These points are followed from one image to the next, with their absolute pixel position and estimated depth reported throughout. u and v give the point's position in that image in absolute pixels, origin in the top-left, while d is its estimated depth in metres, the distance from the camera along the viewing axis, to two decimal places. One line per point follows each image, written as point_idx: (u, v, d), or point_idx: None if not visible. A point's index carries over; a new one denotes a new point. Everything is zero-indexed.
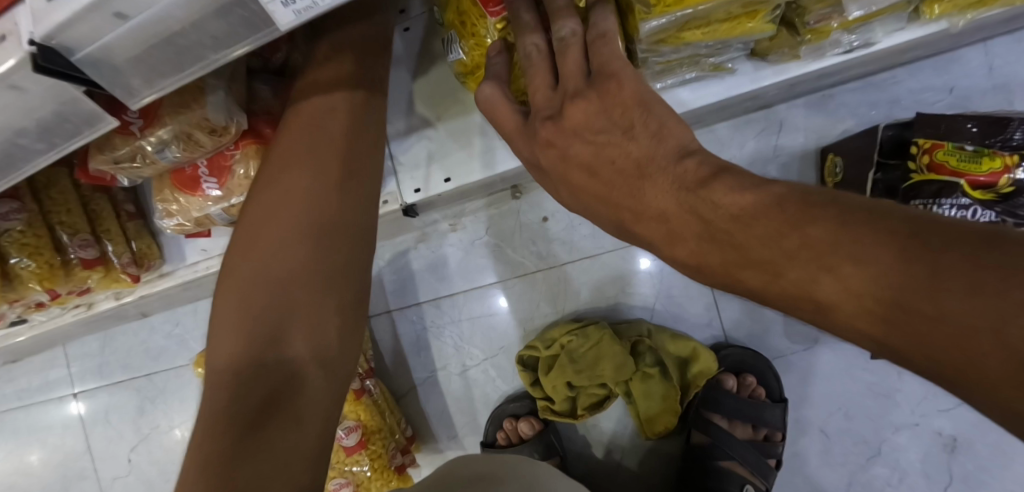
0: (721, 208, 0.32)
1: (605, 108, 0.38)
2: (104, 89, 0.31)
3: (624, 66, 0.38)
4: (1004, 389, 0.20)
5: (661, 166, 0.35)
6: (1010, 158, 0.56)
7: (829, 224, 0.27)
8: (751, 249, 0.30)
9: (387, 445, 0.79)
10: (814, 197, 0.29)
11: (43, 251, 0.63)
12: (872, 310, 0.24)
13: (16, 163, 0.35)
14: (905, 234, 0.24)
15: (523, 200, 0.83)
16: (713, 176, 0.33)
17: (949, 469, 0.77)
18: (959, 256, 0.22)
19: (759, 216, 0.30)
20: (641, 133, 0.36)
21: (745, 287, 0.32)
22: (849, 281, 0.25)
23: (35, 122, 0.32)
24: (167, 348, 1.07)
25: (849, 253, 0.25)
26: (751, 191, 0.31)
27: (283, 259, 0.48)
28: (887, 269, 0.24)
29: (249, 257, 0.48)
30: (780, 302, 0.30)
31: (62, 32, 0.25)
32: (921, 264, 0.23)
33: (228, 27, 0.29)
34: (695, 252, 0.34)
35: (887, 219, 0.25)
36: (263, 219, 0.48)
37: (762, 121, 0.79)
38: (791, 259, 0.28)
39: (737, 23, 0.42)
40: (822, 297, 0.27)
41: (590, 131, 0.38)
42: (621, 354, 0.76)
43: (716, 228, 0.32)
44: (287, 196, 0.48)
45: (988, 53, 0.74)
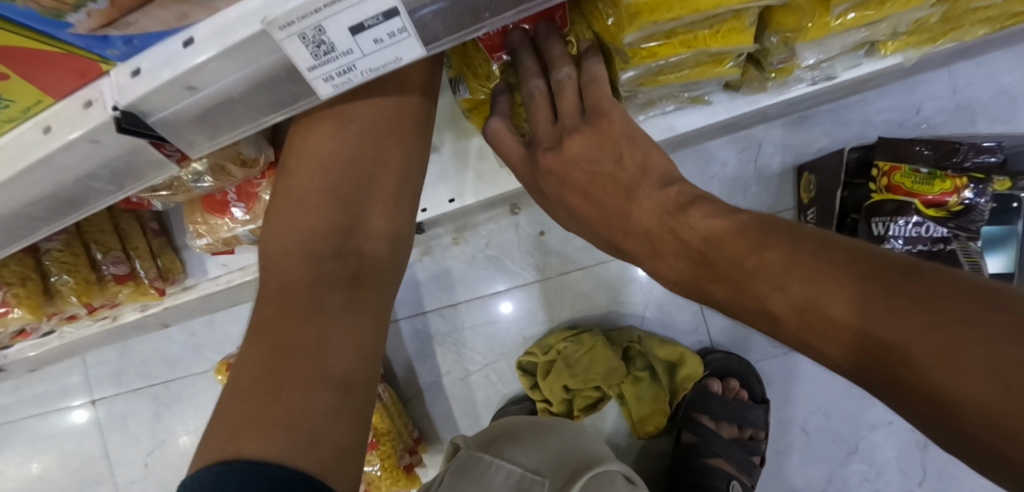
0: (696, 231, 0.36)
1: (600, 142, 0.42)
2: (170, 142, 0.37)
3: (615, 106, 0.42)
4: (927, 381, 0.23)
5: (647, 191, 0.40)
6: (959, 180, 0.62)
7: (782, 249, 0.31)
8: (719, 268, 0.34)
9: (396, 446, 0.85)
10: (772, 224, 0.33)
11: (80, 268, 0.68)
12: (814, 325, 0.29)
13: (90, 199, 0.42)
14: (846, 262, 0.28)
15: (521, 215, 0.89)
16: (691, 203, 0.37)
17: (922, 464, 0.83)
18: (901, 279, 0.26)
19: (726, 238, 0.34)
20: (630, 163, 0.41)
21: (714, 298, 0.36)
22: (796, 297, 0.29)
23: (110, 168, 0.38)
24: (183, 356, 1.13)
25: (797, 275, 0.30)
26: (723, 217, 0.35)
27: (346, 209, 0.46)
28: (832, 287, 0.28)
29: (306, 207, 0.45)
30: (742, 311, 0.34)
31: (141, 101, 0.31)
32: (870, 282, 0.27)
33: (277, 96, 0.34)
34: (673, 268, 0.38)
35: (830, 247, 0.30)
36: (320, 170, 0.46)
37: (744, 140, 0.84)
38: (753, 277, 0.32)
39: (706, 69, 0.49)
40: (774, 309, 0.31)
41: (583, 161, 0.43)
42: (613, 359, 0.82)
43: (691, 247, 0.36)
44: (342, 142, 0.45)
45: (952, 76, 0.80)
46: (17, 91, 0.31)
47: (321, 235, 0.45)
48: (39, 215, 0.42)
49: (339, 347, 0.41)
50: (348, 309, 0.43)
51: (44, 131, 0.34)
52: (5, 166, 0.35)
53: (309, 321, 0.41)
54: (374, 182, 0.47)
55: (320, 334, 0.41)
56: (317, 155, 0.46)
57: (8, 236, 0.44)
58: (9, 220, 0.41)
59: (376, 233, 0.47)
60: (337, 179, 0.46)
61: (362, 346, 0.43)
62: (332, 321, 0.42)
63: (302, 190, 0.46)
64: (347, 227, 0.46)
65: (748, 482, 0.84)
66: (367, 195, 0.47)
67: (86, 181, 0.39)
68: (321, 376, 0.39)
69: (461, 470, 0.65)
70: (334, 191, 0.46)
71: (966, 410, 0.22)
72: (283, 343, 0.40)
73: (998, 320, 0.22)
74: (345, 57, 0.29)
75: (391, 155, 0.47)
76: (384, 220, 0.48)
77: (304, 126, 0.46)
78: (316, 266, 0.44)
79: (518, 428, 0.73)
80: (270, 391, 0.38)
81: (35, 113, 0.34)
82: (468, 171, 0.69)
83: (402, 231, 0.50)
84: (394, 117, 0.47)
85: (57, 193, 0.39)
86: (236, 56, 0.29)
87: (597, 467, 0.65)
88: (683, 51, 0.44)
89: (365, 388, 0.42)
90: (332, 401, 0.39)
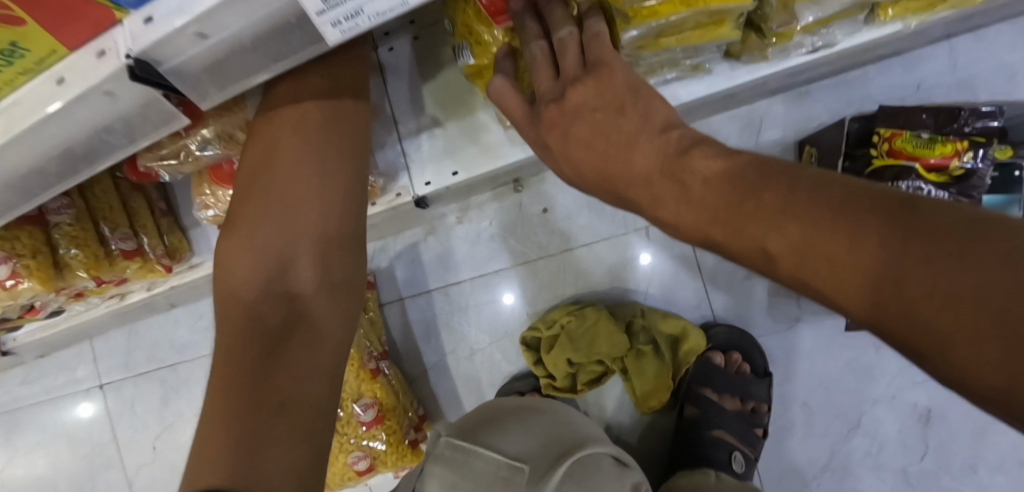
0: (697, 172, 0.36)
1: (601, 91, 0.42)
2: (182, 92, 0.38)
3: (615, 56, 0.43)
4: (923, 311, 0.24)
5: (648, 137, 0.40)
6: (959, 144, 0.63)
7: (780, 190, 0.32)
8: (718, 210, 0.35)
9: (401, 422, 0.86)
10: (772, 166, 0.34)
11: (89, 243, 0.69)
12: (811, 263, 0.29)
13: (101, 154, 0.43)
14: (843, 201, 0.29)
15: (524, 194, 0.90)
16: (691, 146, 0.38)
17: (924, 439, 0.83)
18: (899, 214, 0.26)
19: (726, 181, 0.35)
20: (631, 111, 0.41)
21: (711, 242, 0.36)
22: (794, 235, 0.30)
23: (124, 122, 0.40)
24: (191, 341, 1.14)
25: (796, 213, 0.30)
26: (722, 158, 0.36)
27: (274, 255, 0.51)
28: (830, 223, 0.28)
29: (240, 256, 0.50)
30: (739, 255, 0.34)
31: (154, 49, 0.32)
32: (866, 217, 0.27)
33: (289, 43, 0.35)
34: (674, 216, 0.38)
35: (830, 185, 0.30)
36: (254, 223, 0.52)
37: (745, 117, 0.84)
38: (749, 218, 0.32)
39: (706, 30, 0.49)
40: (771, 249, 0.31)
41: (586, 109, 0.42)
42: (617, 332, 0.82)
43: (690, 190, 0.36)
44: (274, 195, 0.52)
45: (952, 52, 0.80)
46: (35, 41, 0.31)
47: (256, 280, 0.50)
48: (52, 172, 0.43)
49: (281, 378, 0.45)
50: (286, 347, 0.47)
51: (59, 82, 0.35)
52: (22, 118, 0.36)
53: (249, 358, 0.45)
54: (297, 229, 0.52)
55: (259, 367, 0.45)
56: (254, 209, 0.52)
57: (22, 194, 0.45)
58: (23, 177, 0.42)
59: (309, 276, 0.52)
60: (271, 228, 0.52)
61: (303, 381, 0.46)
62: (272, 356, 0.46)
63: (262, 215, 0.52)
64: (276, 273, 0.51)
65: (750, 454, 0.84)
66: (293, 244, 0.52)
67: (100, 135, 0.40)
68: (257, 405, 0.43)
69: (440, 461, 0.62)
70: (287, 216, 0.52)
71: (954, 335, 0.22)
72: (229, 379, 0.44)
73: (993, 246, 0.22)
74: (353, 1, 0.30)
75: (310, 202, 0.53)
76: (316, 264, 0.53)
77: (243, 188, 0.53)
78: (252, 308, 0.48)
79: (497, 412, 0.70)
80: (227, 411, 0.42)
81: (50, 64, 0.34)
82: (471, 145, 0.70)
83: (334, 278, 0.54)
84: (311, 165, 0.53)
85: (72, 148, 0.41)
86: (248, 2, 0.30)
87: (582, 451, 0.63)
88: (683, 10, 0.45)
89: (312, 413, 0.46)
90: (272, 429, 0.42)
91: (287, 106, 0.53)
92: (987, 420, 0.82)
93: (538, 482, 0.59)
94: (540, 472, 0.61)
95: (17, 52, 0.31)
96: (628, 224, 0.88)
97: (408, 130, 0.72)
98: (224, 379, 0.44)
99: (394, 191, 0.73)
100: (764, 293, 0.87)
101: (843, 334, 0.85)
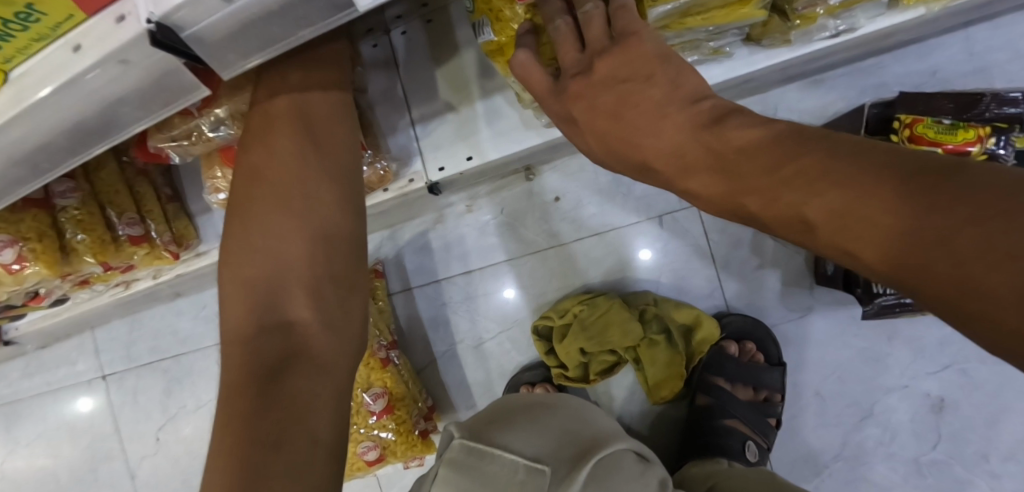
0: (729, 142, 0.36)
1: (629, 61, 0.40)
2: (204, 62, 0.37)
3: (644, 26, 0.41)
4: (968, 272, 0.23)
5: (679, 107, 0.39)
6: (982, 129, 0.62)
7: (820, 155, 0.31)
8: (753, 178, 0.34)
9: (411, 412, 0.85)
10: (812, 133, 0.33)
11: (95, 227, 0.68)
12: (851, 228, 0.28)
13: (116, 127, 0.42)
14: (884, 166, 0.28)
15: (535, 182, 0.89)
16: (725, 116, 0.37)
17: (937, 428, 0.83)
18: (939, 181, 0.26)
19: (763, 147, 0.34)
20: (662, 80, 0.40)
21: (748, 211, 0.35)
22: (833, 201, 0.29)
23: (141, 92, 0.38)
24: (195, 331, 1.12)
25: (835, 180, 0.29)
26: (758, 128, 0.35)
27: (266, 287, 0.50)
28: (870, 190, 0.28)
29: (234, 293, 0.50)
30: (776, 225, 0.34)
31: (176, 13, 0.30)
32: (906, 184, 0.27)
33: (316, 9, 0.34)
34: (706, 185, 0.37)
35: (872, 152, 0.30)
36: (246, 256, 0.51)
37: (759, 105, 0.84)
38: (787, 185, 0.32)
39: (731, 10, 0.48)
40: (809, 217, 0.31)
41: (615, 80, 0.41)
42: (629, 320, 0.81)
43: (723, 159, 0.36)
44: (263, 224, 0.51)
45: (968, 39, 0.79)
46: (50, 3, 0.30)
47: (253, 288, 0.50)
48: (65, 146, 0.42)
49: (278, 409, 0.43)
50: (285, 373, 0.45)
51: (74, 50, 0.34)
52: (35, 87, 0.35)
53: (245, 393, 0.43)
54: (286, 248, 0.51)
55: (255, 400, 0.43)
56: (245, 236, 0.51)
57: (34, 170, 0.44)
58: (36, 152, 0.41)
59: (304, 305, 0.50)
60: (264, 260, 0.51)
61: (304, 412, 0.44)
62: (268, 387, 0.44)
63: (254, 218, 0.52)
64: (270, 307, 0.49)
65: (763, 444, 0.83)
66: (287, 246, 0.51)
67: (116, 105, 0.39)
68: (254, 437, 0.40)
69: (457, 467, 0.60)
70: (277, 216, 0.52)
71: (999, 298, 0.21)
72: (226, 418, 0.42)
73: None
74: None
75: (300, 227, 0.52)
76: (311, 292, 0.51)
77: (233, 221, 0.53)
78: (247, 344, 0.47)
79: (510, 412, 0.69)
80: (236, 416, 0.42)
81: (65, 30, 0.33)
82: (484, 129, 0.69)
83: (331, 305, 0.52)
84: (295, 186, 0.52)
85: (86, 120, 0.39)
86: None
87: (603, 451, 0.60)
88: None
89: (318, 412, 0.45)
90: (268, 462, 0.39)
91: (285, 97, 0.53)
92: (1001, 410, 0.81)
93: (560, 484, 0.57)
94: (561, 475, 0.58)
95: (32, 14, 0.30)
96: (640, 213, 0.88)
97: (421, 114, 0.71)
98: (227, 408, 0.43)
99: (408, 177, 0.71)
100: (776, 281, 0.86)
101: (857, 323, 0.84)
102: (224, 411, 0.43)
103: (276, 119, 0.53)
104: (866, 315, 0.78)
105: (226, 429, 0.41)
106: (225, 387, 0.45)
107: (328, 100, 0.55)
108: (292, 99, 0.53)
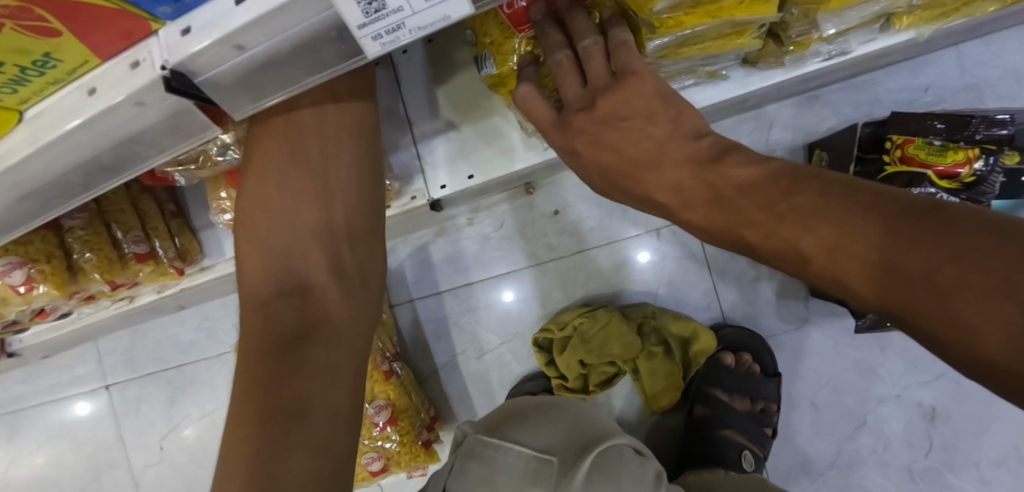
0: (729, 179, 0.37)
1: (630, 99, 0.41)
2: (215, 104, 0.38)
3: (643, 65, 0.42)
4: (957, 304, 0.24)
5: (680, 144, 0.40)
6: (971, 151, 0.65)
7: (812, 194, 0.32)
8: (749, 213, 0.35)
9: (413, 422, 0.86)
10: (802, 173, 0.35)
11: (102, 246, 0.69)
12: (842, 264, 0.30)
13: (128, 165, 0.43)
14: (870, 206, 0.30)
15: (535, 195, 0.90)
16: (723, 153, 0.38)
17: (929, 436, 0.84)
18: (919, 220, 0.27)
19: (759, 185, 0.35)
20: (662, 119, 0.41)
21: (743, 244, 0.37)
22: (825, 237, 0.30)
23: (156, 133, 0.39)
24: (197, 341, 1.14)
25: (826, 216, 0.31)
26: (756, 166, 0.36)
27: (286, 260, 0.51)
28: (855, 229, 0.29)
29: (252, 265, 0.51)
30: (772, 258, 0.35)
31: (190, 60, 0.32)
32: (888, 222, 0.28)
33: (325, 56, 0.36)
34: (704, 218, 0.39)
35: (860, 191, 0.31)
36: (263, 227, 0.51)
37: (754, 120, 0.85)
38: (782, 220, 0.33)
39: (727, 40, 0.50)
40: (803, 250, 0.32)
41: (617, 117, 0.42)
42: (629, 333, 0.83)
43: (723, 195, 0.37)
44: (284, 205, 0.51)
45: (959, 55, 0.81)
46: (67, 51, 0.31)
47: (271, 278, 0.50)
48: (78, 182, 0.43)
49: (299, 382, 0.45)
50: (304, 356, 0.46)
51: (90, 92, 0.35)
52: (50, 127, 0.36)
53: (265, 363, 0.45)
54: (302, 238, 0.51)
55: (278, 381, 0.44)
56: (258, 229, 0.51)
57: (46, 203, 0.45)
58: (47, 188, 0.42)
59: (327, 279, 0.51)
60: (289, 242, 0.51)
61: (327, 388, 0.46)
62: (290, 366, 0.45)
63: (266, 210, 0.51)
64: (297, 293, 0.50)
65: (759, 453, 0.85)
66: (302, 239, 0.51)
67: (129, 145, 0.40)
68: (275, 417, 0.43)
69: (471, 456, 0.62)
70: (289, 210, 0.51)
71: (986, 332, 0.23)
72: (248, 387, 0.44)
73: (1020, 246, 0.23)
74: (394, 15, 0.29)
75: (323, 216, 0.52)
76: (336, 279, 0.52)
77: (244, 217, 0.52)
78: (269, 318, 0.48)
79: (520, 409, 0.70)
80: (251, 405, 0.44)
81: (80, 74, 0.35)
82: (486, 148, 0.70)
83: (353, 290, 0.53)
84: (307, 178, 0.51)
85: (99, 158, 0.40)
86: (282, 18, 0.30)
87: (605, 443, 0.62)
88: (708, 22, 0.46)
89: (338, 397, 0.47)
90: (291, 432, 0.42)
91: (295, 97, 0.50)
92: (992, 419, 0.83)
93: (564, 477, 0.59)
94: (569, 464, 0.60)
95: (50, 62, 0.32)
96: (638, 226, 0.89)
97: (422, 132, 0.72)
98: (243, 398, 0.44)
99: (410, 194, 0.72)
100: (771, 293, 0.88)
101: (850, 335, 0.86)
102: (242, 399, 0.44)
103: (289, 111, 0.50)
104: (858, 330, 0.80)
105: (245, 422, 0.43)
106: (238, 373, 0.46)
107: (356, 106, 0.53)
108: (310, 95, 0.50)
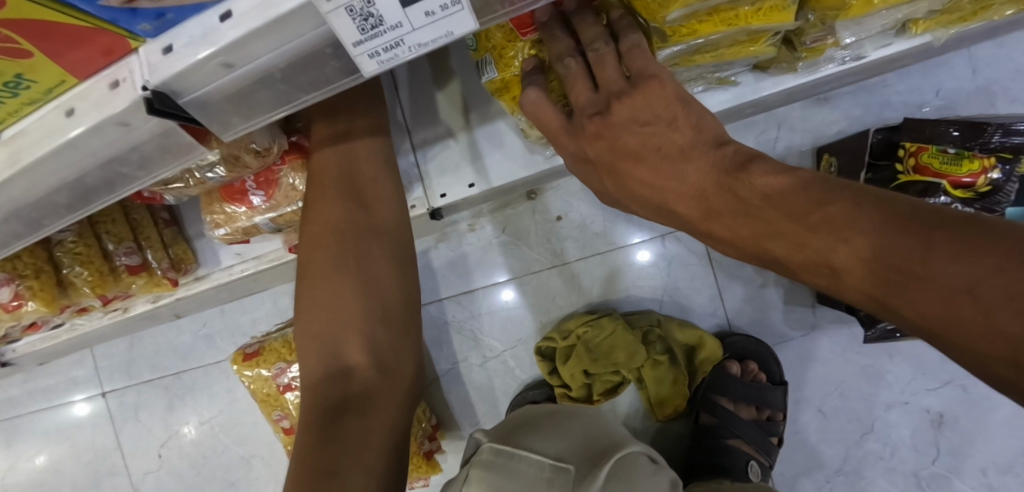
0: (756, 188, 0.34)
1: (650, 104, 0.39)
2: (204, 124, 0.36)
3: (663, 68, 0.40)
4: (1002, 316, 0.23)
5: (702, 151, 0.38)
6: (987, 160, 0.64)
7: (846, 204, 0.30)
8: (779, 224, 0.33)
9: (417, 433, 0.84)
10: (834, 182, 0.32)
11: (93, 259, 0.66)
12: (877, 276, 0.28)
13: (115, 186, 0.41)
14: (904, 219, 0.28)
15: (537, 201, 0.89)
16: (749, 161, 0.36)
17: (937, 444, 0.83)
18: (948, 233, 0.26)
19: (792, 195, 0.33)
20: (684, 125, 0.39)
21: (772, 255, 0.35)
22: (861, 249, 0.29)
23: (141, 154, 0.38)
24: (196, 347, 1.12)
25: (855, 229, 0.29)
26: (785, 173, 0.34)
27: (325, 331, 0.58)
28: (887, 241, 0.27)
29: (303, 336, 0.60)
30: (803, 271, 0.34)
31: (174, 80, 0.30)
32: (913, 236, 0.27)
33: (323, 73, 0.34)
34: (731, 228, 0.37)
35: (893, 202, 0.29)
36: (304, 309, 0.60)
37: (762, 123, 0.83)
38: (814, 232, 0.31)
39: (741, 47, 0.48)
40: (837, 263, 0.30)
41: (635, 123, 0.40)
42: (633, 343, 0.81)
43: (749, 205, 0.35)
44: (323, 273, 0.59)
45: (972, 57, 0.79)
46: (41, 72, 0.29)
47: (320, 341, 0.58)
48: (62, 203, 0.41)
49: (337, 442, 0.52)
50: (342, 415, 0.54)
51: (68, 114, 0.33)
52: (27, 150, 0.34)
53: (312, 423, 0.53)
54: (341, 300, 0.59)
55: (320, 437, 0.52)
56: (307, 299, 0.60)
57: (29, 224, 0.43)
58: (30, 209, 0.40)
59: (361, 338, 0.58)
60: (331, 307, 0.59)
61: (361, 447, 0.53)
62: (330, 425, 0.53)
63: (311, 280, 0.59)
64: (336, 352, 0.58)
65: (765, 463, 0.84)
66: (341, 300, 0.59)
67: (113, 166, 0.38)
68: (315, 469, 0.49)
69: (489, 468, 0.58)
70: (330, 275, 0.59)
71: None
72: (300, 443, 0.52)
73: None
74: (393, 31, 0.27)
75: (354, 283, 0.59)
76: (369, 337, 0.59)
77: (300, 285, 0.60)
78: (315, 386, 0.56)
79: (528, 420, 0.69)
80: (298, 459, 0.51)
81: (58, 94, 0.33)
82: (489, 154, 0.68)
83: (382, 345, 0.60)
84: (340, 247, 0.59)
85: (83, 180, 0.39)
86: (276, 33, 0.28)
87: (622, 451, 0.61)
88: (724, 29, 0.44)
89: (374, 451, 0.54)
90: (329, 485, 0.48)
91: (324, 158, 0.58)
92: (1000, 425, 0.82)
93: (583, 481, 0.57)
94: (585, 471, 0.58)
95: (23, 83, 0.30)
96: (643, 230, 0.87)
97: (422, 139, 0.70)
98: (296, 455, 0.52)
99: (410, 203, 0.71)
100: (778, 298, 0.86)
101: (858, 341, 0.85)
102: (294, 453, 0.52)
103: (321, 179, 0.58)
104: (867, 339, 0.78)
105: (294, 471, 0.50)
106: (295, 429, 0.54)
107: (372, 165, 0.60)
108: (330, 151, 0.58)
